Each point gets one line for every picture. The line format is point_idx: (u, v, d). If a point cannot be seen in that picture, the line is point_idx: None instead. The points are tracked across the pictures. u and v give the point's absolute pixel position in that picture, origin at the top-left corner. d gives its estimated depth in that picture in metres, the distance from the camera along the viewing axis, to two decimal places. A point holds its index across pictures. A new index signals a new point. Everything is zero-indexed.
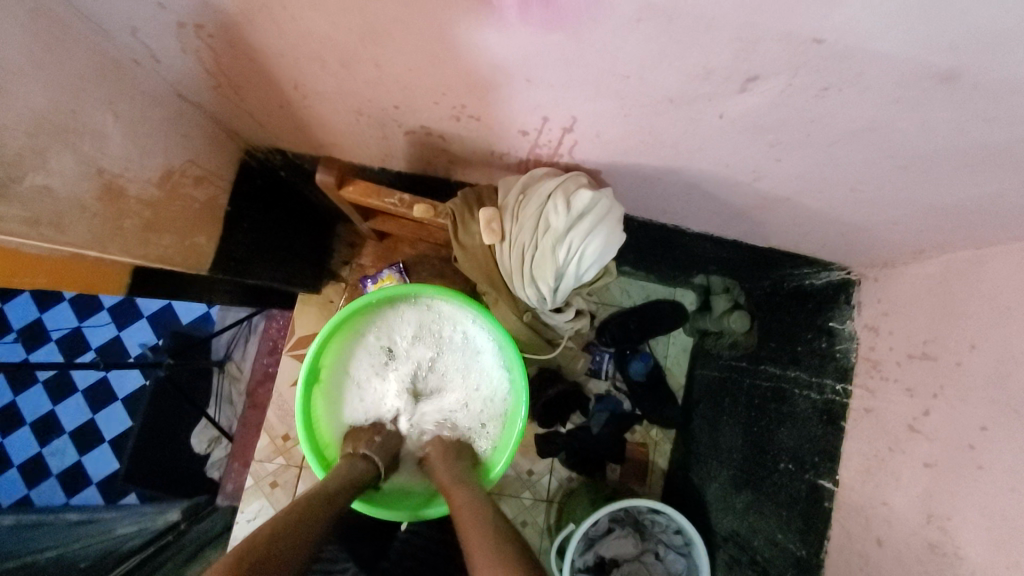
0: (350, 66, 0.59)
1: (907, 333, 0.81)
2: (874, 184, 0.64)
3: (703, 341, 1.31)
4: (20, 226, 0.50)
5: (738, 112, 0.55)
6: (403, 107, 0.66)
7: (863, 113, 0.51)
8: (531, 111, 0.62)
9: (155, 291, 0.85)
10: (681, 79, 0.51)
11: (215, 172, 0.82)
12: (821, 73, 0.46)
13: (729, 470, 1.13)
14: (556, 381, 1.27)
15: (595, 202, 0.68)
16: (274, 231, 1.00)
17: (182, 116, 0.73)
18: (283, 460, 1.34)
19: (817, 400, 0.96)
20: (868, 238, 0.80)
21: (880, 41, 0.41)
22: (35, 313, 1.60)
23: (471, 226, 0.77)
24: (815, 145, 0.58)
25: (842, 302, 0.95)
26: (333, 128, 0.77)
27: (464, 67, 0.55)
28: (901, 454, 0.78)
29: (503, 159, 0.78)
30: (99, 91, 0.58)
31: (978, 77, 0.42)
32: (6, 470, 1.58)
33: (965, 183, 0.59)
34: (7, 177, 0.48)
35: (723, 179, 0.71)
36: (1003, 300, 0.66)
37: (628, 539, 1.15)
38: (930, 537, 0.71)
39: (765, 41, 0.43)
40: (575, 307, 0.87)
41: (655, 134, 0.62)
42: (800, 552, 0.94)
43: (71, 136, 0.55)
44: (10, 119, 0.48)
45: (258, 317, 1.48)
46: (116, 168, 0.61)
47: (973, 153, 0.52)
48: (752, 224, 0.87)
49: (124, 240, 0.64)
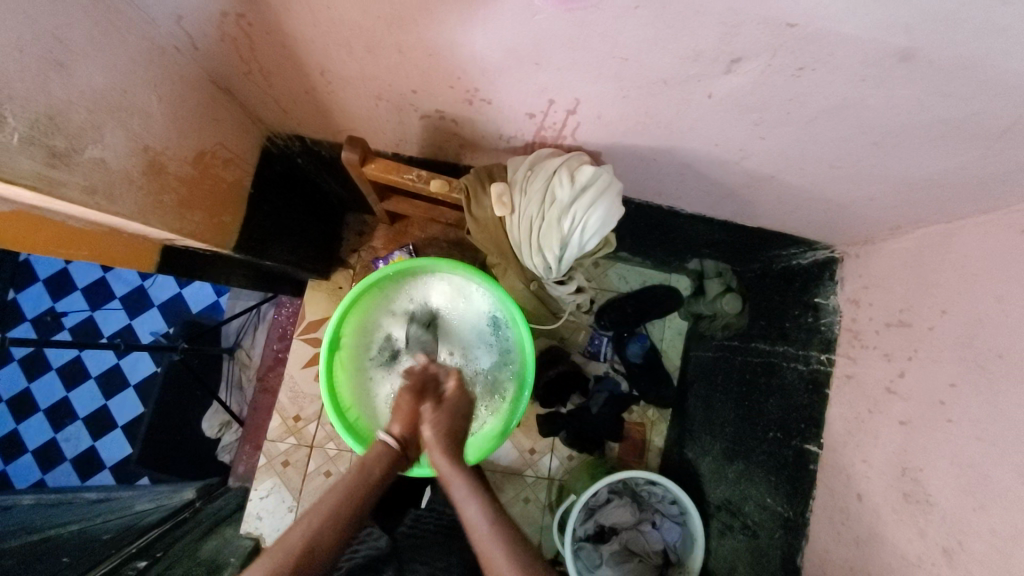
0: (375, 52, 0.65)
1: (884, 304, 0.86)
2: (850, 161, 0.70)
3: (698, 324, 1.36)
4: (80, 193, 0.56)
5: (725, 92, 0.61)
6: (421, 92, 0.73)
7: (835, 92, 0.57)
8: (538, 93, 0.68)
9: (180, 268, 0.88)
10: (674, 61, 0.57)
11: (241, 156, 0.88)
12: (796, 54, 0.52)
13: (722, 442, 1.18)
14: (557, 363, 1.34)
15: (596, 176, 0.74)
16: (291, 214, 1.06)
17: (214, 102, 0.79)
18: (295, 440, 1.36)
19: (804, 371, 1.02)
20: (849, 215, 0.86)
21: (845, 25, 0.47)
22: (49, 303, 1.65)
23: (483, 200, 0.82)
24: (795, 123, 0.64)
25: (827, 279, 1.01)
26: (353, 113, 0.83)
27: (479, 53, 0.61)
28: (879, 414, 0.84)
29: (511, 142, 0.84)
30: (145, 75, 0.64)
31: (930, 55, 0.49)
32: (20, 456, 1.59)
33: (933, 157, 0.65)
34: (69, 148, 0.54)
35: (713, 158, 0.77)
36: (970, 268, 0.70)
37: (627, 508, 1.20)
38: (904, 488, 0.76)
39: (746, 25, 0.50)
40: (577, 281, 0.93)
41: (650, 115, 0.68)
42: (787, 513, 1.00)
43: (123, 114, 0.60)
44: (73, 96, 0.54)
45: (268, 304, 1.51)
46: (159, 147, 0.67)
47: (934, 127, 0.59)
48: (741, 203, 0.93)
49: (164, 213, 0.69)
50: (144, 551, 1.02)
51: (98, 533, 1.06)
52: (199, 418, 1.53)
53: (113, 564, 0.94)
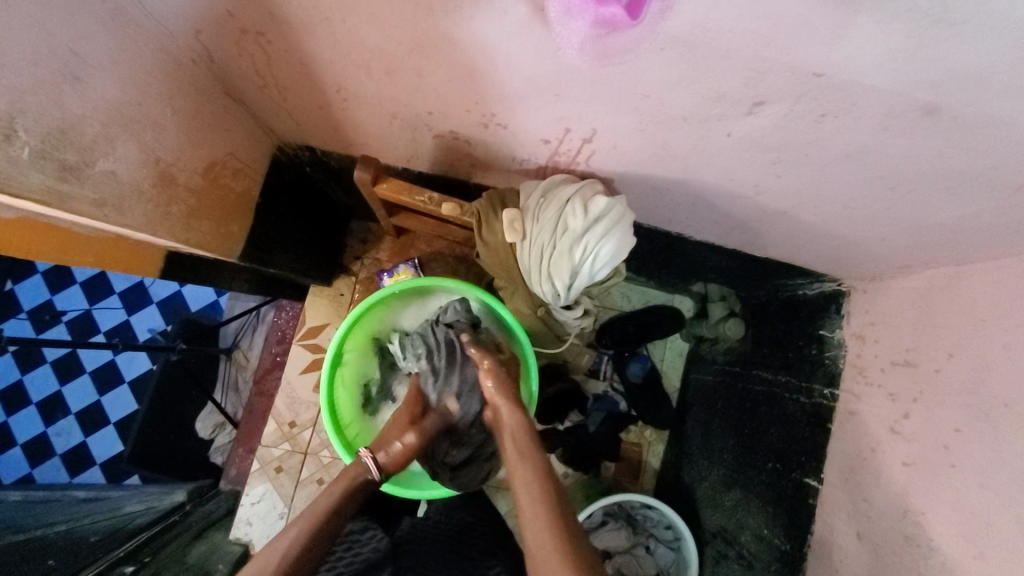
0: (394, 74, 0.65)
1: (890, 342, 0.86)
2: (864, 203, 0.70)
3: (699, 346, 1.36)
4: (89, 206, 0.55)
5: (744, 132, 0.60)
6: (437, 113, 0.72)
7: (856, 138, 0.57)
8: (555, 122, 0.68)
9: (185, 275, 0.87)
10: (696, 101, 0.56)
11: (251, 165, 0.87)
12: (819, 101, 0.52)
13: (721, 469, 1.16)
14: (557, 380, 1.33)
15: (610, 206, 0.74)
16: (296, 223, 1.05)
17: (227, 112, 0.78)
18: (289, 446, 1.34)
19: (806, 404, 1.02)
20: (860, 253, 0.86)
21: (871, 78, 0.47)
22: (47, 295, 1.63)
23: (494, 224, 0.82)
24: (812, 164, 0.64)
25: (833, 312, 1.01)
26: (367, 129, 0.83)
27: (500, 80, 0.61)
28: (881, 453, 0.83)
29: (524, 165, 0.84)
30: (160, 86, 0.63)
31: (956, 110, 0.48)
32: (10, 448, 1.57)
33: (948, 204, 0.64)
34: (81, 160, 0.53)
35: (727, 192, 0.77)
36: (979, 313, 0.70)
37: (622, 532, 1.17)
38: (905, 531, 0.76)
39: (772, 72, 0.49)
40: (584, 306, 0.92)
41: (666, 148, 0.68)
42: (784, 546, 1.00)
43: (136, 126, 0.60)
44: (88, 108, 0.53)
45: (266, 307, 1.49)
46: (170, 158, 0.66)
47: (953, 177, 0.58)
48: (751, 234, 0.93)
49: (172, 224, 0.68)
50: (131, 556, 1.00)
51: (85, 535, 1.04)
52: (194, 418, 1.52)
53: (99, 571, 0.92)
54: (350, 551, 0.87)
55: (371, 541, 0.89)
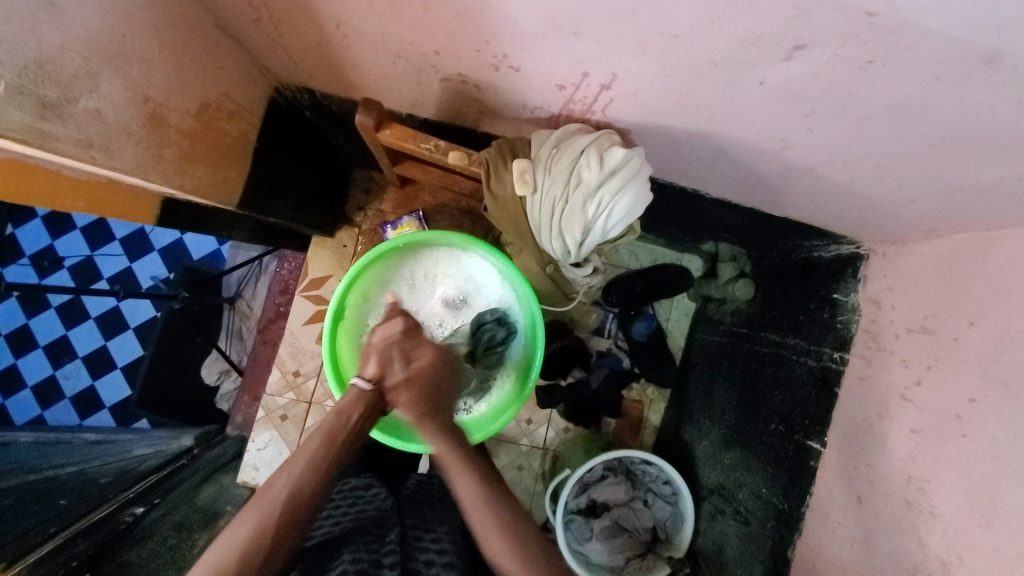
0: (398, 8, 0.60)
1: (908, 308, 0.82)
2: (899, 160, 0.66)
3: (706, 307, 1.35)
4: (73, 148, 0.52)
5: (780, 80, 0.56)
6: (445, 53, 0.68)
7: (901, 89, 0.52)
8: (572, 65, 0.63)
9: (182, 221, 0.83)
10: (730, 44, 0.52)
11: (247, 107, 0.83)
12: (868, 46, 0.48)
13: (721, 429, 1.17)
14: (562, 336, 1.33)
15: (627, 160, 0.72)
16: (297, 171, 1.01)
17: (219, 48, 0.74)
18: (293, 395, 1.35)
19: (814, 367, 0.99)
20: (883, 214, 0.82)
21: (931, 18, 0.42)
22: (48, 240, 1.62)
23: (504, 175, 0.78)
24: (850, 117, 0.60)
25: (848, 275, 0.96)
26: (369, 69, 0.78)
27: (514, 15, 0.56)
28: (889, 420, 0.81)
29: (536, 113, 0.79)
30: (145, 15, 0.58)
31: (1018, 60, 0.43)
32: (19, 391, 1.59)
33: (989, 164, 0.59)
34: (63, 97, 0.49)
35: (749, 146, 0.73)
36: (1006, 281, 0.66)
37: (620, 486, 1.20)
38: (908, 496, 0.75)
39: (820, 9, 0.45)
40: (593, 265, 0.91)
41: (691, 96, 0.63)
42: (783, 506, 0.99)
43: (120, 61, 0.56)
44: (67, 39, 0.49)
45: (269, 256, 1.46)
46: (159, 97, 0.62)
47: (1003, 136, 0.53)
48: (772, 191, 0.89)
49: (165, 168, 0.65)
50: (141, 497, 1.01)
51: (96, 475, 1.04)
52: (198, 366, 1.51)
53: (110, 510, 0.94)
54: (353, 506, 0.80)
55: (376, 498, 0.84)
